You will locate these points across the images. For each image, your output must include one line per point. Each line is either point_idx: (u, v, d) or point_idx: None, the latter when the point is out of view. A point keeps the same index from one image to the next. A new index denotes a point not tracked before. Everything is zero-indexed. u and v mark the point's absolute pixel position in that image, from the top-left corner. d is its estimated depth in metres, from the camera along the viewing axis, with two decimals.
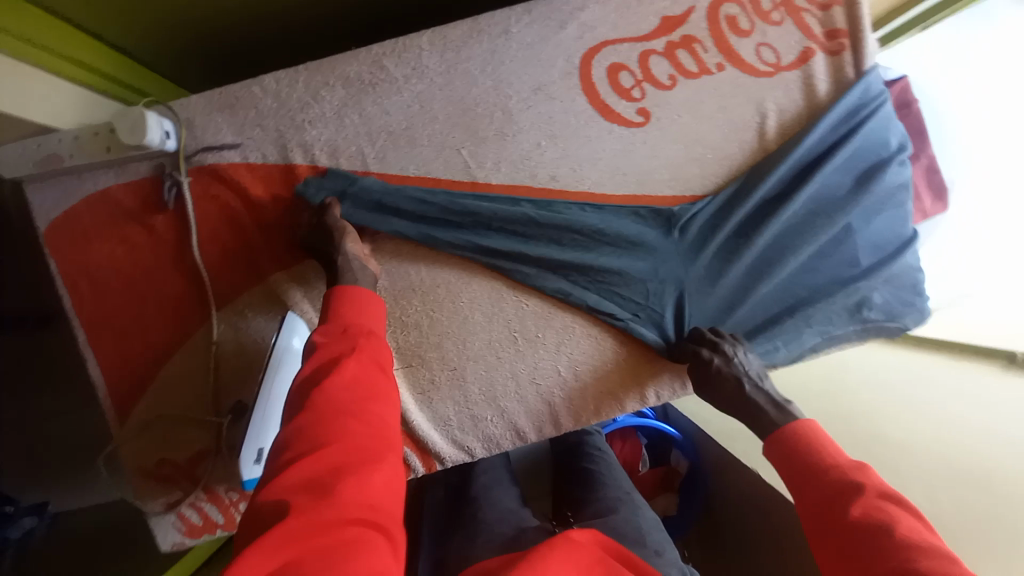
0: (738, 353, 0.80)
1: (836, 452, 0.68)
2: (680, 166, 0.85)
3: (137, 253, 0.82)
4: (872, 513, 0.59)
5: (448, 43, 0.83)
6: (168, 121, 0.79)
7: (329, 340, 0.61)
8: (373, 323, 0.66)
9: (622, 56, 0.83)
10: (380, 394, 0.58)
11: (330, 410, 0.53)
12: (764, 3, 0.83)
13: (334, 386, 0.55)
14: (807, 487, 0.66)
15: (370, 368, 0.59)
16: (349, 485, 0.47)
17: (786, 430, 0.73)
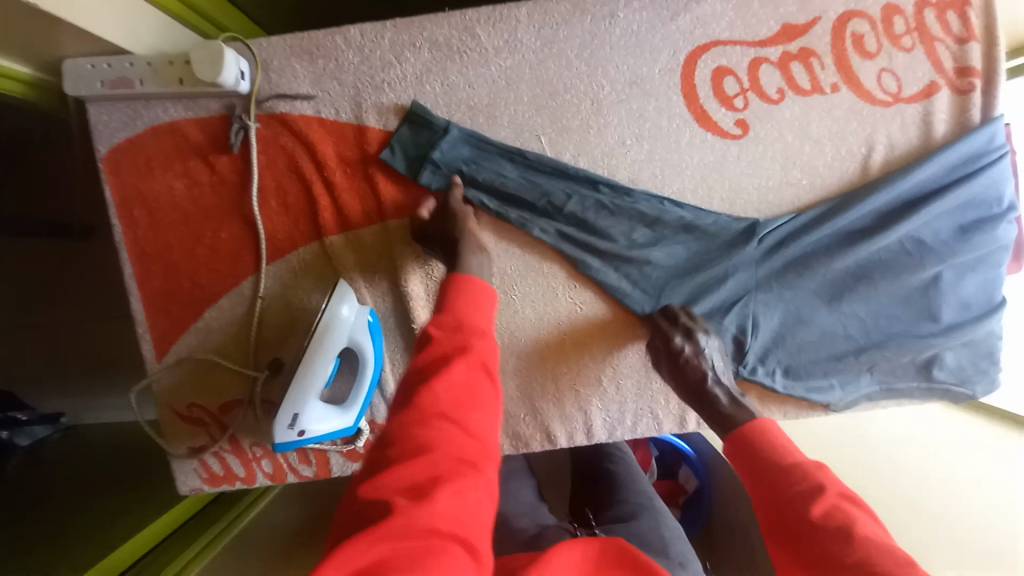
0: (708, 345, 0.75)
1: (788, 445, 0.57)
2: (770, 190, 0.79)
3: (196, 192, 0.80)
4: (835, 515, 0.49)
5: (547, 19, 0.77)
6: (245, 61, 0.75)
7: (440, 333, 0.54)
8: (484, 319, 0.57)
9: (731, 60, 0.77)
10: (485, 402, 0.49)
11: (433, 412, 0.47)
12: (898, 24, 0.76)
13: (439, 388, 0.48)
14: (764, 487, 0.54)
15: (477, 372, 0.51)
16: (448, 497, 0.42)
17: (745, 428, 0.61)
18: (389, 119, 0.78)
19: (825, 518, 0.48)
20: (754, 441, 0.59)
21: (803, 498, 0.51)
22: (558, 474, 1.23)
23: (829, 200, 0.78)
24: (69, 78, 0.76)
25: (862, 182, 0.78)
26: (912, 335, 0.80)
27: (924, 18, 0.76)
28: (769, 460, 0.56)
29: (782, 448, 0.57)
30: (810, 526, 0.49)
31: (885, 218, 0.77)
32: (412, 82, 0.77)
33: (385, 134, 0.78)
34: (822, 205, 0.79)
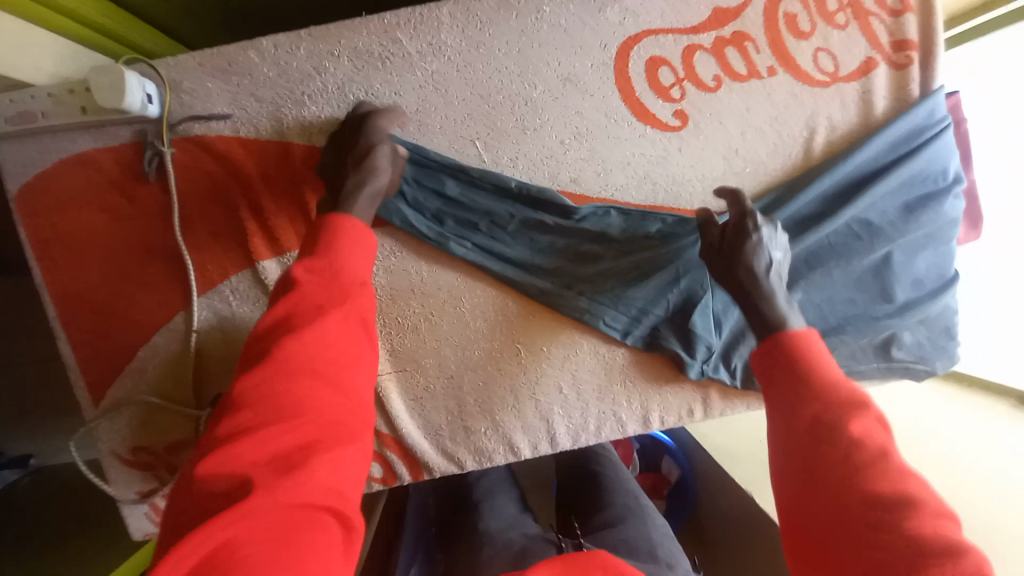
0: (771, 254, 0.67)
1: (831, 366, 0.57)
2: (715, 179, 0.77)
3: (115, 226, 0.75)
4: (866, 436, 0.50)
5: (471, 18, 0.73)
6: (152, 83, 0.71)
7: (306, 285, 0.54)
8: (363, 268, 0.59)
9: (665, 50, 0.74)
10: (358, 360, 0.53)
11: (300, 370, 0.49)
12: (830, 2, 0.74)
13: (307, 345, 0.50)
14: (793, 401, 0.55)
15: (349, 327, 0.53)
16: (316, 460, 0.44)
17: (784, 337, 0.60)
18: (314, 133, 0.74)
19: (860, 438, 0.50)
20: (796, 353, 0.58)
21: (835, 415, 0.52)
22: (543, 475, 1.21)
23: (773, 188, 0.77)
24: None
25: (805, 167, 0.77)
26: (868, 317, 0.79)
27: None
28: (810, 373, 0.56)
29: (822, 368, 0.57)
30: (836, 445, 0.51)
31: (830, 202, 0.76)
32: (334, 93, 0.74)
33: (311, 150, 0.74)
34: (768, 193, 0.77)
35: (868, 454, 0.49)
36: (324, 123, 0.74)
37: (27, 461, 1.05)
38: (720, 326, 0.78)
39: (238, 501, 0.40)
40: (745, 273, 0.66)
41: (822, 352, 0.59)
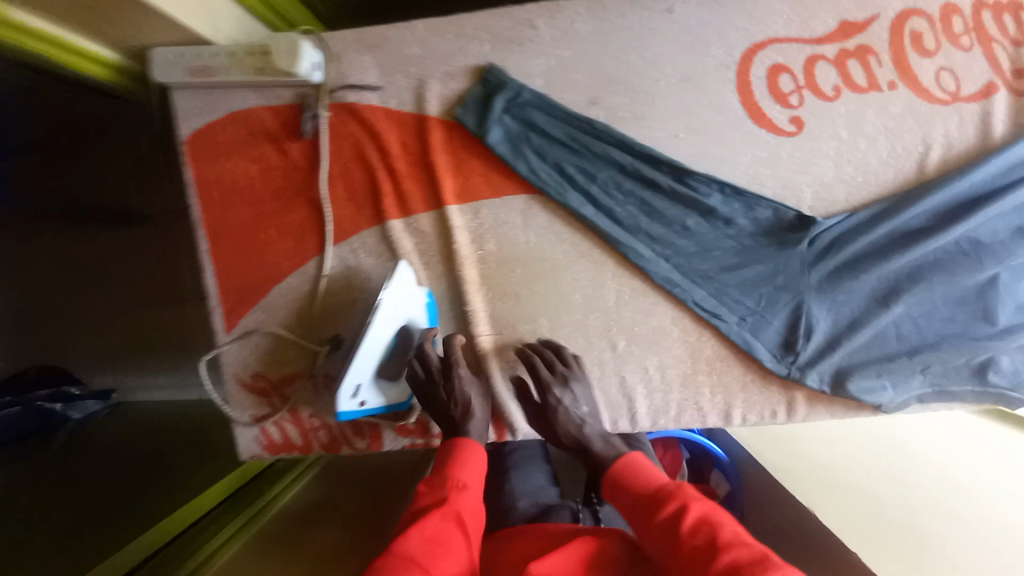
0: None
1: (652, 472, 0.65)
2: (823, 185, 0.80)
3: (271, 175, 0.86)
4: (702, 529, 0.54)
5: (606, 13, 0.80)
6: (319, 53, 0.80)
7: (427, 488, 0.64)
8: (471, 476, 0.67)
9: (787, 57, 0.78)
10: (450, 543, 0.57)
11: (406, 556, 0.54)
12: (957, 24, 0.76)
13: (415, 539, 0.56)
14: (637, 519, 0.60)
15: (451, 522, 0.59)
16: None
17: (609, 471, 0.68)
18: (449, 107, 0.82)
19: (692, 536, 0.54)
20: (616, 479, 0.66)
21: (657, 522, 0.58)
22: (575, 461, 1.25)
23: (884, 199, 0.78)
24: (157, 66, 0.82)
25: (916, 182, 0.78)
26: (966, 336, 0.80)
27: (982, 18, 0.76)
28: (646, 495, 0.62)
29: (648, 477, 0.64)
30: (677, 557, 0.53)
31: (940, 217, 0.77)
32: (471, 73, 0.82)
33: (448, 121, 0.82)
34: (877, 200, 0.79)
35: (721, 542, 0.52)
36: (460, 98, 0.81)
37: (108, 396, 1.18)
38: (814, 335, 0.81)
39: None
40: None
41: (648, 468, 0.66)
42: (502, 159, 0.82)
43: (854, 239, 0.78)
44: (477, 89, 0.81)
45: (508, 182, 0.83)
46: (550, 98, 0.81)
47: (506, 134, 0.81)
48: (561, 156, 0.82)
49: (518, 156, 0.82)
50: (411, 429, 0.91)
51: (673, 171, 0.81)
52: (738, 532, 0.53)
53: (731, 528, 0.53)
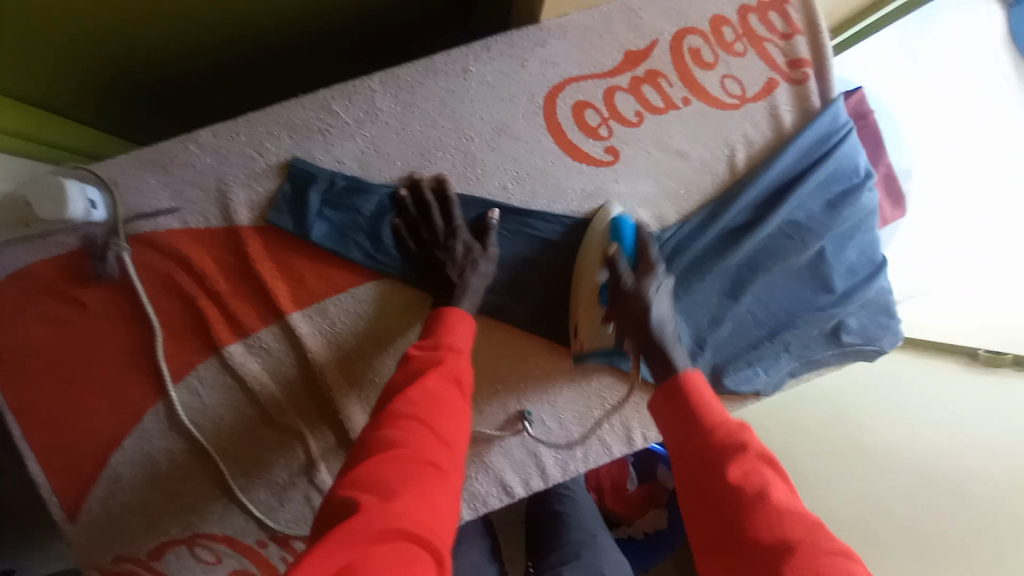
0: (664, 284, 0.71)
1: (720, 407, 0.62)
2: (656, 203, 0.83)
3: (71, 334, 0.74)
4: (752, 478, 0.54)
5: (402, 83, 0.77)
6: (94, 188, 0.71)
7: (422, 353, 0.64)
8: (463, 342, 0.68)
9: (587, 94, 0.80)
10: (446, 414, 0.59)
11: (403, 416, 0.57)
12: (726, 34, 0.82)
13: (414, 395, 0.59)
14: (689, 445, 0.60)
15: (451, 384, 0.62)
16: (416, 483, 0.51)
17: (678, 380, 0.64)
18: (260, 213, 0.75)
19: (743, 482, 0.54)
20: (680, 401, 0.63)
21: (719, 455, 0.57)
22: (518, 513, 1.24)
23: (708, 204, 0.82)
24: None
25: (731, 183, 0.83)
26: (813, 308, 0.86)
27: (748, 24, 0.83)
28: (693, 419, 0.61)
29: (714, 407, 0.62)
30: (724, 485, 0.55)
31: (760, 209, 0.83)
32: (276, 168, 0.75)
33: (261, 229, 0.75)
34: (704, 204, 0.83)
35: (762, 496, 0.52)
36: (271, 199, 0.75)
37: None
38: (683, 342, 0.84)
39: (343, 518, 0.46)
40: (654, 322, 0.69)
41: (704, 391, 0.64)
42: (333, 253, 0.77)
43: (694, 245, 0.82)
44: (287, 188, 0.75)
45: (349, 276, 0.78)
46: (369, 179, 0.77)
47: (332, 226, 0.76)
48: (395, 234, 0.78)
49: (352, 244, 0.77)
50: None
51: (515, 218, 0.80)
52: (787, 494, 0.53)
53: (780, 487, 0.54)
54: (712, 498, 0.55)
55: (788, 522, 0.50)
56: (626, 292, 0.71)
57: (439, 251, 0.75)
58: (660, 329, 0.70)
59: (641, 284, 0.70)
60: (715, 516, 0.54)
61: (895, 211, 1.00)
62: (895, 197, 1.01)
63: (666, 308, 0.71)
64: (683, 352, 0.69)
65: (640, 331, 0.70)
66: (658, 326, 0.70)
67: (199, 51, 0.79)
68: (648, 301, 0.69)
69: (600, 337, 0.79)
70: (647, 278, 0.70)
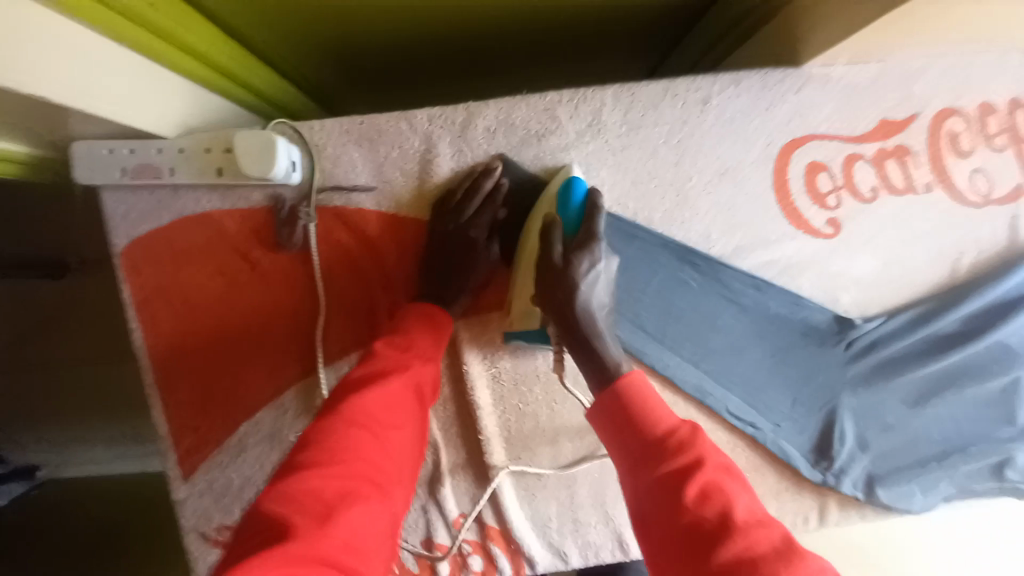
0: (598, 270, 0.61)
1: (663, 410, 0.54)
2: (865, 290, 0.75)
3: (236, 291, 0.70)
4: (712, 497, 0.48)
5: (636, 102, 0.70)
6: (296, 149, 0.65)
7: (388, 351, 0.60)
8: (434, 347, 0.63)
9: (826, 156, 0.72)
10: (402, 425, 0.56)
11: (352, 420, 0.52)
12: (990, 125, 0.74)
13: (371, 401, 0.54)
14: (642, 463, 0.52)
15: (409, 393, 0.58)
16: (354, 506, 0.47)
17: (618, 387, 0.55)
18: None
19: (701, 505, 0.48)
20: (625, 409, 0.54)
21: (673, 474, 0.50)
22: None
23: (921, 304, 0.75)
24: (81, 163, 0.63)
25: (951, 287, 0.75)
26: (991, 438, 0.80)
27: (1017, 119, 0.74)
28: (643, 432, 0.53)
29: (656, 415, 0.53)
30: (682, 510, 0.48)
31: (974, 322, 0.75)
32: (483, 166, 0.69)
33: None
34: (915, 301, 0.75)
35: (728, 516, 0.47)
36: None
37: (33, 473, 0.97)
38: (848, 441, 0.77)
39: (276, 540, 0.41)
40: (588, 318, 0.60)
41: (652, 391, 0.55)
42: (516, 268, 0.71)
43: (894, 344, 0.75)
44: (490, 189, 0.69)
45: None
46: None
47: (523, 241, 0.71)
48: None
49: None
50: (416, 572, 0.80)
51: (713, 274, 0.73)
52: (751, 509, 0.48)
53: (743, 502, 0.49)
54: (670, 522, 0.48)
55: (754, 546, 0.45)
56: (550, 269, 0.61)
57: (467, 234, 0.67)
58: (589, 319, 0.60)
59: (569, 264, 0.60)
60: (674, 544, 0.48)
61: None
62: None
63: (601, 294, 0.62)
64: (617, 348, 0.61)
65: (568, 324, 0.60)
66: (585, 311, 0.60)
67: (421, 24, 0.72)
68: (575, 283, 0.60)
69: (528, 316, 0.70)
70: (577, 260, 0.60)
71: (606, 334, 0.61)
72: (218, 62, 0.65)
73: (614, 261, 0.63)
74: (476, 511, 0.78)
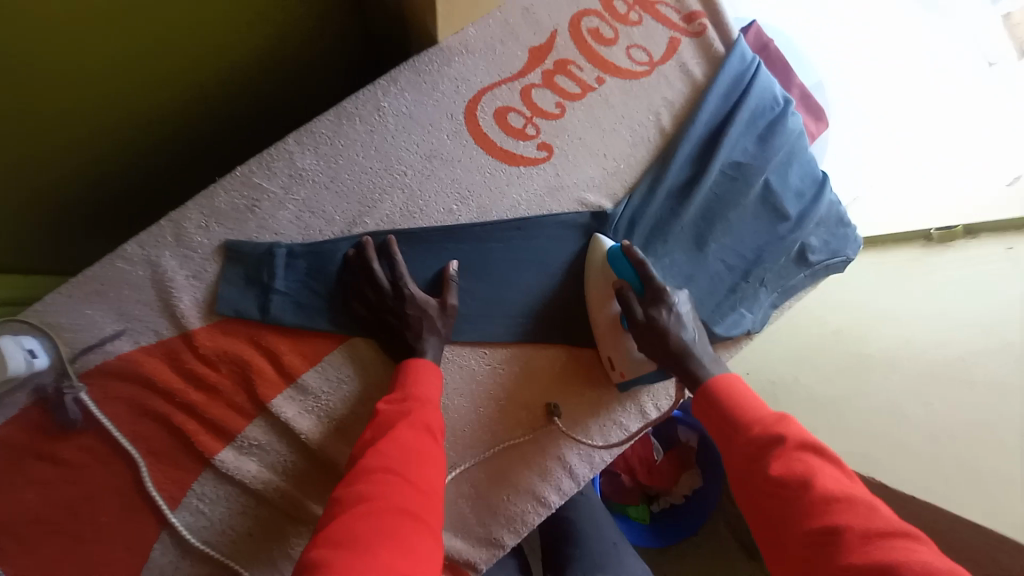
0: (677, 311, 0.75)
1: (757, 405, 0.65)
2: (601, 184, 0.84)
3: (53, 492, 0.69)
4: (796, 470, 0.56)
5: (319, 138, 0.76)
6: (31, 338, 0.67)
7: (390, 406, 0.67)
8: (430, 391, 0.70)
9: (505, 99, 0.81)
10: (422, 461, 0.62)
11: (380, 471, 0.59)
12: (619, 7, 0.84)
13: (388, 450, 0.61)
14: (735, 444, 0.63)
15: (423, 433, 0.64)
16: (397, 535, 0.53)
17: (711, 383, 0.69)
18: (209, 308, 0.72)
19: (787, 477, 0.56)
20: (720, 404, 0.67)
21: (761, 451, 0.60)
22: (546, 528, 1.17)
23: (649, 170, 0.83)
24: None
25: (666, 143, 0.85)
26: (777, 239, 0.89)
27: None
28: (734, 421, 0.64)
29: (751, 406, 0.65)
30: (768, 481, 0.58)
31: (699, 160, 0.85)
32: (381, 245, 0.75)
33: (216, 327, 0.72)
34: (645, 170, 0.84)
35: (804, 484, 0.55)
36: (217, 292, 0.72)
37: None
38: None
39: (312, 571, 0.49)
40: (677, 344, 0.74)
41: (743, 391, 0.67)
42: (296, 325, 0.73)
43: (648, 211, 0.83)
44: (234, 273, 0.72)
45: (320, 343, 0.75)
46: (315, 238, 0.75)
47: (288, 299, 0.73)
48: (345, 284, 0.75)
49: (314, 311, 0.74)
50: None
51: (470, 235, 0.79)
52: (836, 479, 0.55)
53: (828, 475, 0.56)
54: (762, 490, 0.58)
55: (844, 513, 0.52)
56: (639, 326, 0.74)
57: (388, 310, 0.73)
58: (685, 350, 0.74)
59: (655, 317, 0.74)
60: (771, 518, 0.57)
61: (814, 125, 1.04)
62: (813, 112, 1.04)
63: (688, 329, 0.76)
64: (711, 363, 0.74)
65: (668, 358, 0.74)
66: (688, 347, 0.74)
67: None
68: (667, 327, 0.74)
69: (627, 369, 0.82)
70: (664, 307, 0.75)
71: (705, 360, 0.74)
72: None
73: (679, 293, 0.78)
74: None
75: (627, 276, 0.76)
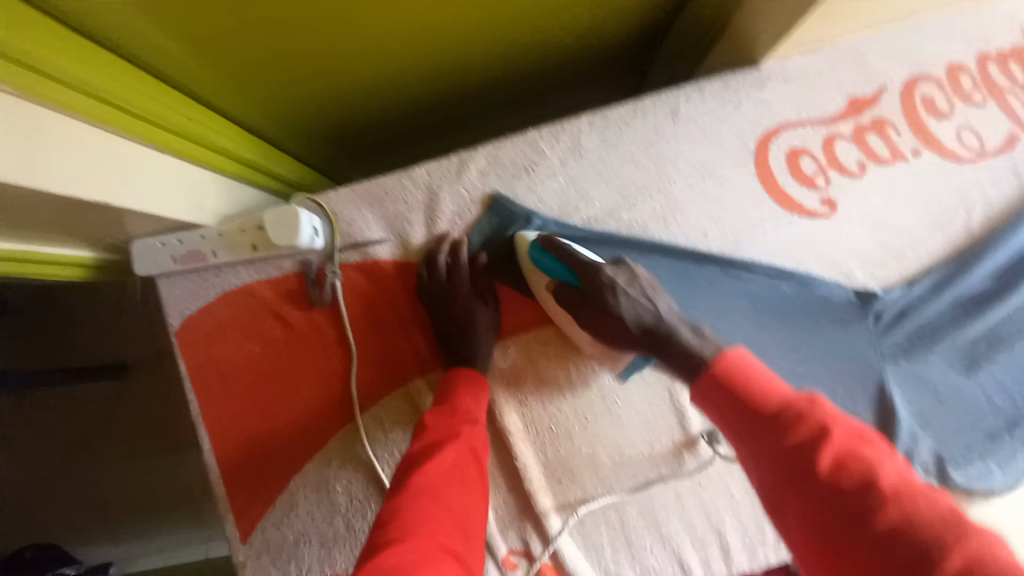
0: (628, 292, 0.66)
1: (776, 382, 0.51)
2: (876, 260, 0.75)
3: (276, 353, 0.77)
4: (848, 466, 0.44)
5: (611, 123, 0.76)
6: (317, 217, 0.73)
7: (435, 422, 0.63)
8: (478, 410, 0.67)
9: (804, 140, 0.75)
10: (468, 487, 0.57)
11: (423, 491, 0.54)
12: (965, 82, 0.76)
13: (433, 471, 0.56)
14: (759, 437, 0.49)
15: (467, 455, 0.60)
16: (438, 568, 0.47)
17: (718, 363, 0.53)
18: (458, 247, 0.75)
19: (837, 475, 0.44)
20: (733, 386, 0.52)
21: (798, 448, 0.46)
22: None
23: (941, 264, 0.73)
24: (137, 258, 0.73)
25: (967, 243, 0.74)
26: None
27: (990, 74, 0.76)
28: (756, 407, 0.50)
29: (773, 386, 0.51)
30: (813, 481, 0.45)
31: (1004, 275, 0.73)
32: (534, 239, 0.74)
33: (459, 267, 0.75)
34: (933, 263, 0.74)
35: (862, 482, 0.43)
36: (471, 234, 0.76)
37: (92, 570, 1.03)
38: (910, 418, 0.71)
39: None
40: (645, 329, 0.65)
41: (758, 367, 0.53)
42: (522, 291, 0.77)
43: (924, 310, 0.72)
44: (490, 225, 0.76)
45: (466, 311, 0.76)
46: (568, 216, 0.76)
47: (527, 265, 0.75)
48: None
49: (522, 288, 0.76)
50: None
51: (716, 266, 0.74)
52: (899, 474, 0.44)
53: (886, 467, 0.44)
54: (809, 495, 0.45)
55: (914, 510, 0.41)
56: (589, 315, 0.68)
57: None
58: (655, 327, 0.65)
59: (606, 301, 0.66)
60: (822, 524, 0.43)
61: None
62: None
63: (648, 302, 0.66)
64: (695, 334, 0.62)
65: (636, 339, 0.66)
66: (656, 318, 0.65)
67: (400, 90, 0.81)
68: (622, 311, 0.66)
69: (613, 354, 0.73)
70: (603, 293, 0.66)
71: (685, 333, 0.62)
72: (244, 156, 0.77)
73: (625, 269, 0.68)
74: (523, 543, 0.76)
75: (557, 273, 0.70)
